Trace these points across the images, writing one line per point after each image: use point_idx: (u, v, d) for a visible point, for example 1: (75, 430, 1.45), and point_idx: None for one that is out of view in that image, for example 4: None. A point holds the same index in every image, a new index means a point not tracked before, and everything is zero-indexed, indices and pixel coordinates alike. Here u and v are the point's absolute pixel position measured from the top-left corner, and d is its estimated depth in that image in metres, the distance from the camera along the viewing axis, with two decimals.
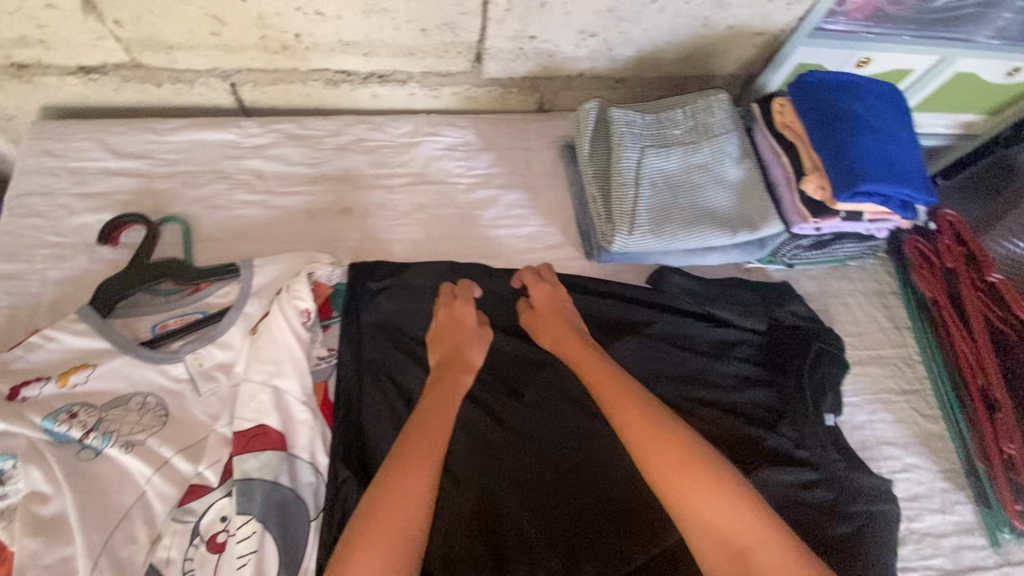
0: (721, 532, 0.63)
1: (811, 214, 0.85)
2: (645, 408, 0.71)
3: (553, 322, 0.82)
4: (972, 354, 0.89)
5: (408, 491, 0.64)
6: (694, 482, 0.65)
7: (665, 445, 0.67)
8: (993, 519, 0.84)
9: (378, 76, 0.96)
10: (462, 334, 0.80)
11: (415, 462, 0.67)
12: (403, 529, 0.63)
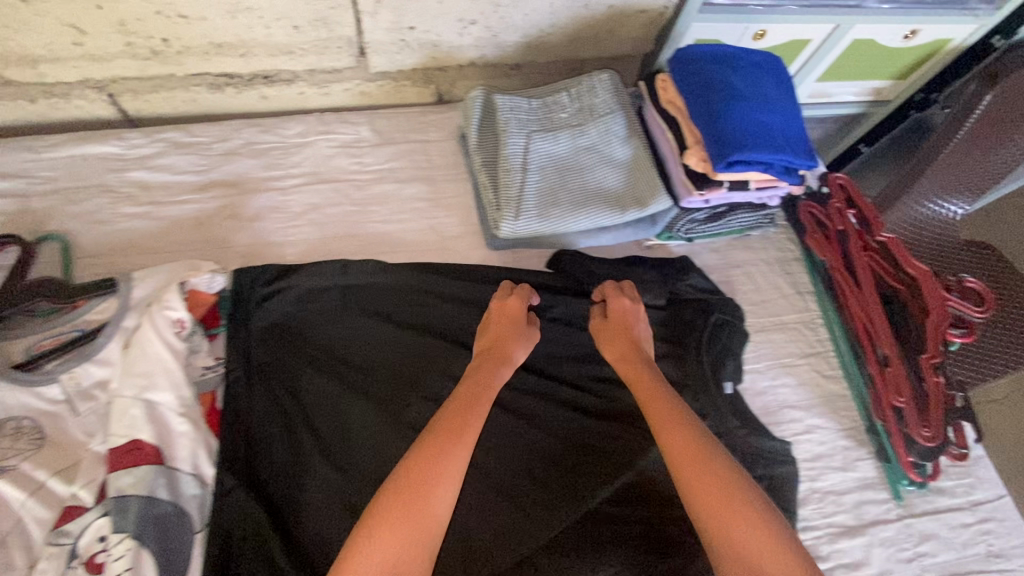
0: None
1: (695, 187, 0.87)
2: (696, 436, 0.67)
3: (618, 329, 0.81)
4: (860, 313, 0.90)
5: (428, 491, 0.61)
6: (739, 518, 0.60)
7: (708, 475, 0.63)
8: (893, 473, 0.86)
9: (262, 77, 0.95)
10: (512, 331, 0.80)
11: (446, 458, 0.63)
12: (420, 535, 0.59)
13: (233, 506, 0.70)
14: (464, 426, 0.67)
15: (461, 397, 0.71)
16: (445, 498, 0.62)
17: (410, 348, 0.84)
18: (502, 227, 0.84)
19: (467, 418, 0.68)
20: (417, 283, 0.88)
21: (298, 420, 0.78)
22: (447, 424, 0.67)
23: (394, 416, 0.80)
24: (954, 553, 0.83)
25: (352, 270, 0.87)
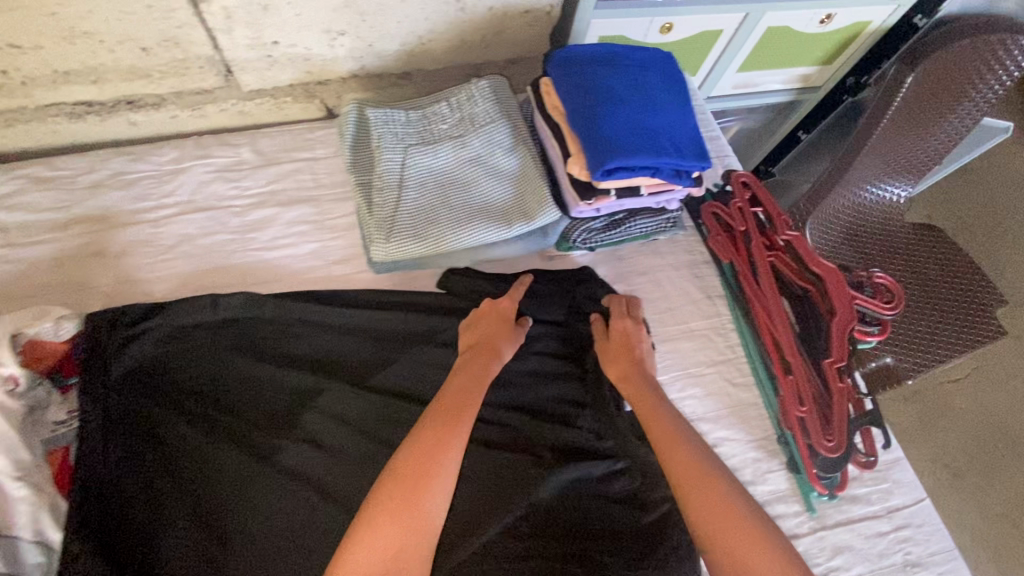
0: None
1: (579, 197, 0.82)
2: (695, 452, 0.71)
3: (617, 348, 0.83)
4: (764, 315, 0.87)
5: (424, 490, 0.63)
6: (736, 525, 0.63)
7: (704, 489, 0.66)
8: (803, 483, 0.82)
9: (126, 102, 0.89)
10: (501, 329, 0.81)
11: (442, 456, 0.65)
12: (412, 533, 0.61)
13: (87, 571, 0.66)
14: (457, 427, 0.68)
15: (452, 395, 0.72)
16: (440, 499, 0.64)
17: (286, 386, 0.80)
18: (375, 251, 0.79)
19: (460, 415, 0.70)
20: (296, 315, 0.83)
21: (167, 471, 0.73)
22: (439, 422, 0.68)
23: (271, 460, 0.75)
24: (869, 565, 0.79)
25: (226, 304, 0.81)
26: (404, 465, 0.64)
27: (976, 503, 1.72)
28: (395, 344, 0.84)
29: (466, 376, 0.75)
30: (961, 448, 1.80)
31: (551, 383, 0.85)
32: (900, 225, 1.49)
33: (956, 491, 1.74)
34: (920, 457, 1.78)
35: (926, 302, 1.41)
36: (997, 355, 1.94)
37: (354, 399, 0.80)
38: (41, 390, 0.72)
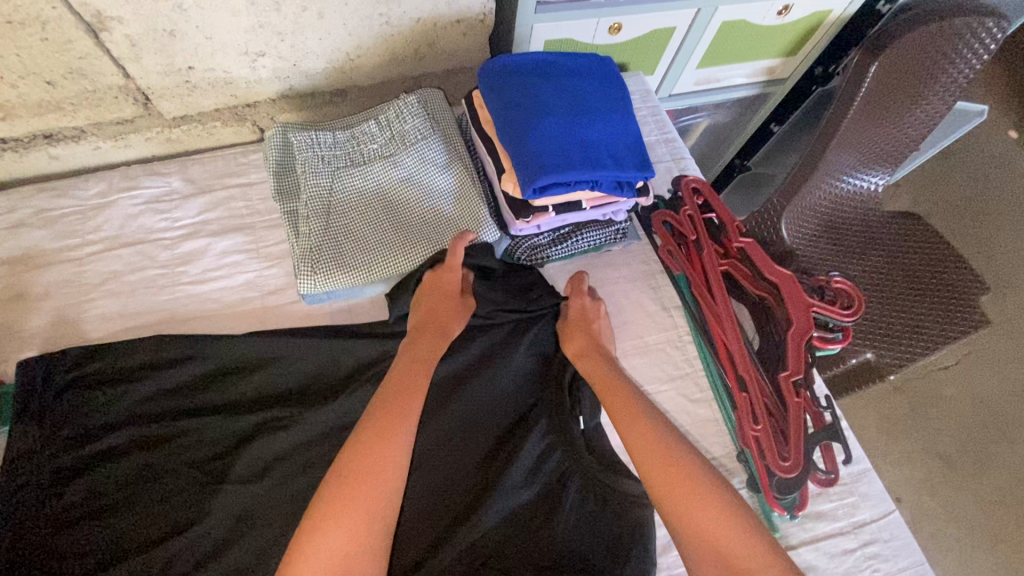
0: (720, 548, 0.60)
1: (516, 214, 0.78)
2: (653, 428, 0.72)
3: (574, 326, 0.84)
4: (717, 327, 0.83)
5: (374, 483, 0.61)
6: (700, 496, 0.64)
7: (665, 462, 0.67)
8: (763, 502, 0.78)
9: (43, 137, 0.85)
10: (446, 305, 0.76)
11: (389, 446, 0.63)
12: (366, 524, 0.58)
13: None
14: (404, 416, 0.66)
15: (397, 383, 0.69)
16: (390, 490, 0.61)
17: (221, 427, 0.76)
18: (300, 283, 0.75)
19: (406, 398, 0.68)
20: (232, 354, 0.80)
21: (93, 526, 0.69)
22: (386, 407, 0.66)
23: (205, 509, 0.71)
24: None
25: (156, 348, 0.78)
26: (350, 460, 0.61)
27: (972, 495, 1.68)
28: (337, 376, 0.81)
29: (409, 363, 0.72)
30: (954, 437, 1.76)
31: (500, 406, 0.81)
32: (878, 216, 1.47)
33: (951, 482, 1.70)
34: (913, 449, 1.74)
35: (906, 293, 1.37)
36: (986, 340, 1.91)
37: (293, 442, 0.76)
38: None
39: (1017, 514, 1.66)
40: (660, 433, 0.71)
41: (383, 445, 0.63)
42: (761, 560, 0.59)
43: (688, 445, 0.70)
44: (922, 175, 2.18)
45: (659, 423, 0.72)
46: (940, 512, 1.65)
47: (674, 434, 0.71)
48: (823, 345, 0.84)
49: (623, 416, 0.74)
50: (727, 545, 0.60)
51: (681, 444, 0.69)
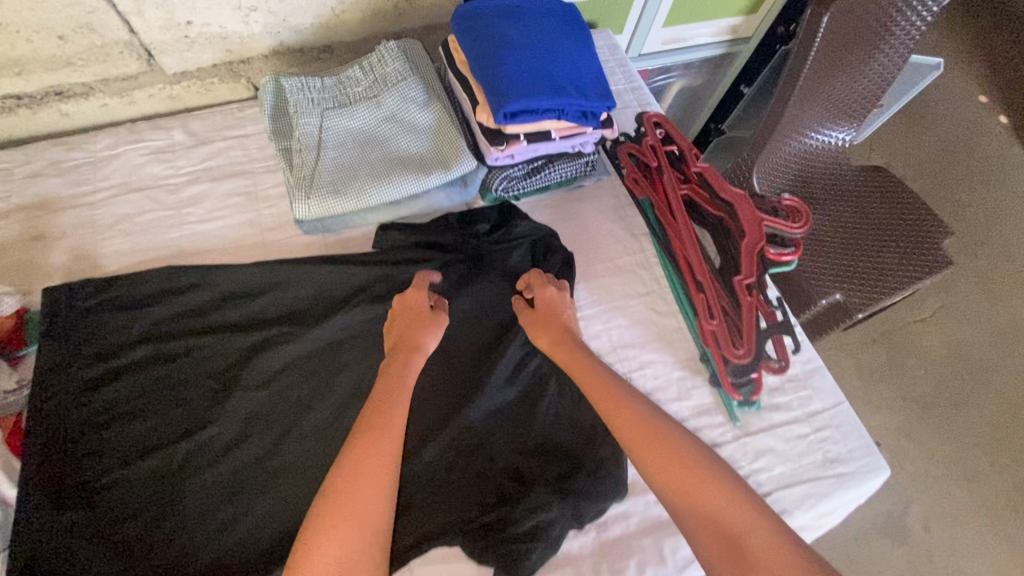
0: (717, 522, 0.64)
1: (491, 143, 0.86)
2: (639, 414, 0.74)
3: (541, 318, 0.85)
4: (678, 243, 0.92)
5: (364, 496, 0.64)
6: (690, 477, 0.67)
7: (659, 449, 0.70)
8: (724, 395, 0.87)
9: (54, 93, 0.93)
10: (418, 322, 0.82)
11: (372, 459, 0.67)
12: (362, 532, 0.63)
13: (43, 523, 0.71)
14: (386, 432, 0.70)
15: (378, 401, 0.73)
16: (379, 499, 0.65)
17: (228, 343, 0.83)
18: (297, 208, 0.83)
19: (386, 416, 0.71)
20: (235, 282, 0.87)
21: (118, 430, 0.77)
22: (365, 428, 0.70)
23: (217, 414, 0.79)
24: (790, 464, 0.85)
25: (167, 276, 0.86)
26: (339, 479, 0.65)
27: (947, 434, 1.76)
28: (332, 297, 0.88)
29: (388, 383, 0.76)
30: (928, 384, 1.84)
31: (485, 321, 0.90)
32: (849, 171, 1.57)
33: (927, 425, 1.77)
34: (891, 396, 1.81)
35: (874, 240, 1.46)
36: (956, 293, 1.99)
37: (293, 353, 0.84)
38: None
39: (989, 453, 1.74)
40: (645, 419, 0.74)
41: (367, 461, 0.67)
42: (754, 528, 0.63)
43: (675, 429, 0.73)
44: (895, 139, 2.26)
45: (643, 410, 0.75)
46: (918, 453, 1.73)
47: (660, 419, 0.74)
48: (778, 260, 0.91)
49: (609, 406, 0.76)
50: (722, 518, 0.64)
51: (667, 430, 0.73)
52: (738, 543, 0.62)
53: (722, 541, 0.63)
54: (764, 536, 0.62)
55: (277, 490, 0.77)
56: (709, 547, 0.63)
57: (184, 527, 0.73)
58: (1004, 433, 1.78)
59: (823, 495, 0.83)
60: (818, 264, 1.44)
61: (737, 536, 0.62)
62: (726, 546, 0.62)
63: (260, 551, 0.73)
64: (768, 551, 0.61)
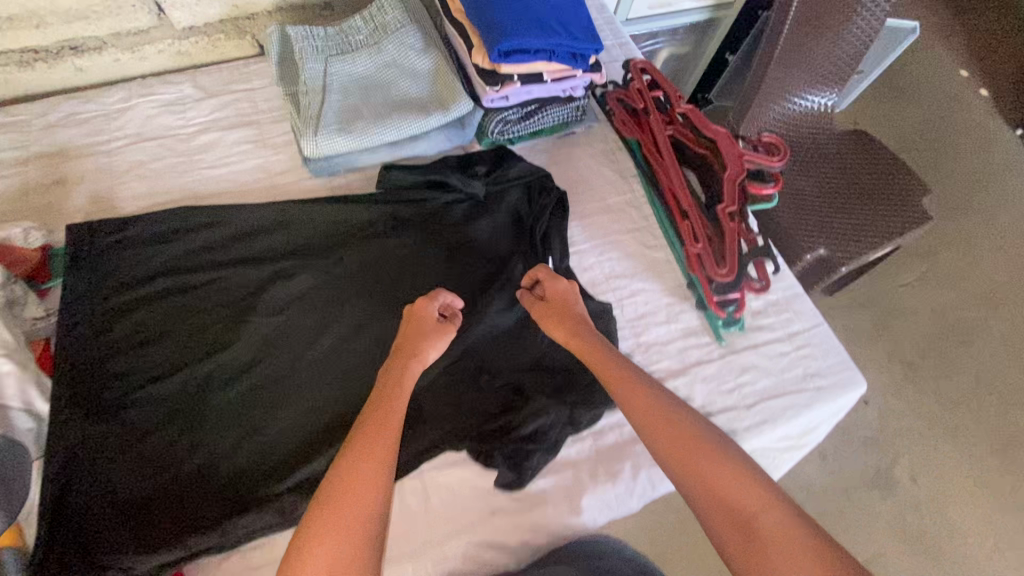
0: (728, 501, 0.57)
1: (485, 83, 0.91)
2: (650, 390, 0.69)
3: (554, 314, 0.80)
4: (666, 179, 0.97)
5: (361, 493, 0.57)
6: (702, 451, 0.61)
7: (672, 429, 0.64)
8: (710, 317, 0.93)
9: (70, 48, 0.98)
10: (423, 327, 0.76)
11: (372, 454, 0.60)
12: (361, 530, 0.55)
13: (71, 434, 0.74)
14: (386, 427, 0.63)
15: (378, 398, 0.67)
16: (376, 501, 0.57)
17: (243, 276, 0.89)
18: (305, 145, 0.87)
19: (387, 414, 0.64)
20: (248, 222, 0.93)
21: (143, 354, 0.82)
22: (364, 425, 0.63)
23: (235, 341, 0.84)
24: (773, 379, 0.91)
25: (183, 217, 0.91)
26: (337, 476, 0.58)
27: (946, 379, 1.77)
28: (340, 235, 0.94)
29: (387, 382, 0.69)
30: (913, 344, 1.82)
31: (484, 255, 0.95)
32: (831, 131, 1.58)
33: (915, 384, 1.75)
34: (890, 343, 1.81)
35: (853, 195, 1.47)
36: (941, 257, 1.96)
37: (304, 285, 0.89)
38: (23, 286, 0.81)
39: (981, 405, 1.72)
40: (655, 396, 0.68)
41: (367, 458, 0.59)
42: (767, 505, 0.56)
43: (684, 406, 0.67)
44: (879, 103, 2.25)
45: (653, 387, 0.69)
46: (904, 411, 1.70)
47: (671, 397, 0.68)
48: (759, 194, 0.96)
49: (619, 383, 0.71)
50: (734, 496, 0.57)
51: (679, 405, 0.67)
52: (750, 522, 0.55)
53: (734, 522, 0.55)
54: (778, 513, 0.55)
55: (291, 409, 0.81)
56: (724, 530, 0.56)
57: (205, 440, 0.77)
58: (997, 384, 1.76)
59: (804, 406, 0.89)
60: (795, 221, 1.48)
61: (747, 515, 0.55)
62: (738, 526, 0.55)
63: (279, 459, 0.77)
64: (782, 529, 0.54)
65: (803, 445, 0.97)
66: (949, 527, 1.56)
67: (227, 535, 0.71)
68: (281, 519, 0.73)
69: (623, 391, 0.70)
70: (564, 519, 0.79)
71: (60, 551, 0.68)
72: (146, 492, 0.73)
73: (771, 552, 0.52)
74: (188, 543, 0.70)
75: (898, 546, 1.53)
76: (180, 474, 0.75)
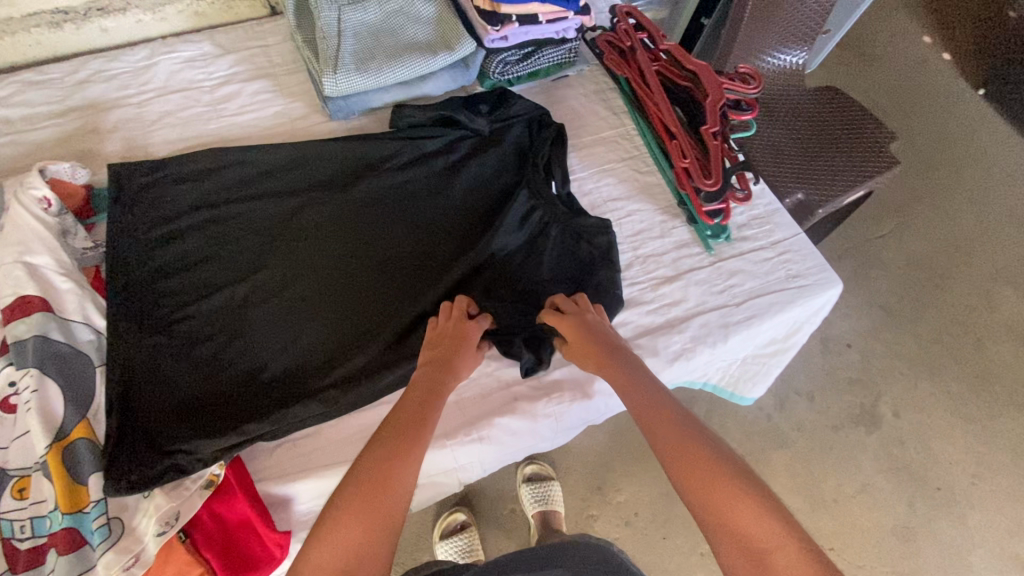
0: (742, 536, 0.58)
1: (486, 24, 1.00)
2: (676, 414, 0.70)
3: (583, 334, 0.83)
4: (653, 108, 1.07)
5: (386, 503, 0.62)
6: (720, 485, 0.62)
7: (689, 452, 0.65)
8: (699, 229, 1.03)
9: (97, 9, 1.06)
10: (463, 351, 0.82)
11: (401, 462, 0.66)
12: (377, 536, 0.60)
13: (127, 343, 0.81)
14: (420, 437, 0.69)
15: (416, 409, 0.72)
16: (395, 511, 0.63)
17: (273, 205, 0.96)
18: (326, 84, 0.97)
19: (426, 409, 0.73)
20: (272, 159, 1.00)
21: (185, 276, 0.89)
22: (402, 419, 0.71)
23: (268, 263, 0.92)
24: (758, 280, 1.01)
25: (210, 156, 0.97)
26: (367, 473, 0.64)
27: (942, 304, 1.78)
28: (358, 168, 1.02)
29: (424, 393, 0.75)
30: (891, 290, 1.79)
31: (492, 182, 1.04)
32: (802, 90, 1.62)
33: (895, 327, 1.74)
34: (885, 273, 1.82)
35: (830, 146, 1.51)
36: (915, 209, 1.92)
37: (331, 211, 0.97)
38: (72, 218, 0.88)
39: (974, 329, 1.76)
40: (682, 423, 0.69)
41: (397, 464, 0.65)
42: (781, 542, 0.57)
43: (712, 437, 0.68)
44: (854, 50, 2.20)
45: (676, 407, 0.72)
46: (885, 352, 1.71)
47: (697, 425, 0.69)
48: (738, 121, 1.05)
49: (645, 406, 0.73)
50: (749, 531, 0.59)
51: (701, 434, 0.67)
52: (762, 558, 0.57)
53: (746, 555, 0.57)
54: (793, 552, 0.56)
55: (325, 320, 0.89)
56: (733, 557, 0.58)
57: (253, 347, 0.86)
58: (991, 309, 1.79)
59: (788, 302, 0.99)
60: (777, 168, 1.48)
61: (760, 548, 0.57)
62: (749, 559, 0.57)
63: (320, 363, 0.86)
64: (796, 569, 0.55)
65: (789, 345, 1.07)
66: (932, 458, 1.58)
67: (281, 422, 0.80)
68: (328, 408, 0.83)
69: (641, 409, 0.73)
70: (578, 404, 0.90)
71: (131, 436, 0.76)
72: (203, 390, 0.81)
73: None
74: (245, 431, 0.78)
75: (884, 477, 1.55)
76: (233, 376, 0.83)
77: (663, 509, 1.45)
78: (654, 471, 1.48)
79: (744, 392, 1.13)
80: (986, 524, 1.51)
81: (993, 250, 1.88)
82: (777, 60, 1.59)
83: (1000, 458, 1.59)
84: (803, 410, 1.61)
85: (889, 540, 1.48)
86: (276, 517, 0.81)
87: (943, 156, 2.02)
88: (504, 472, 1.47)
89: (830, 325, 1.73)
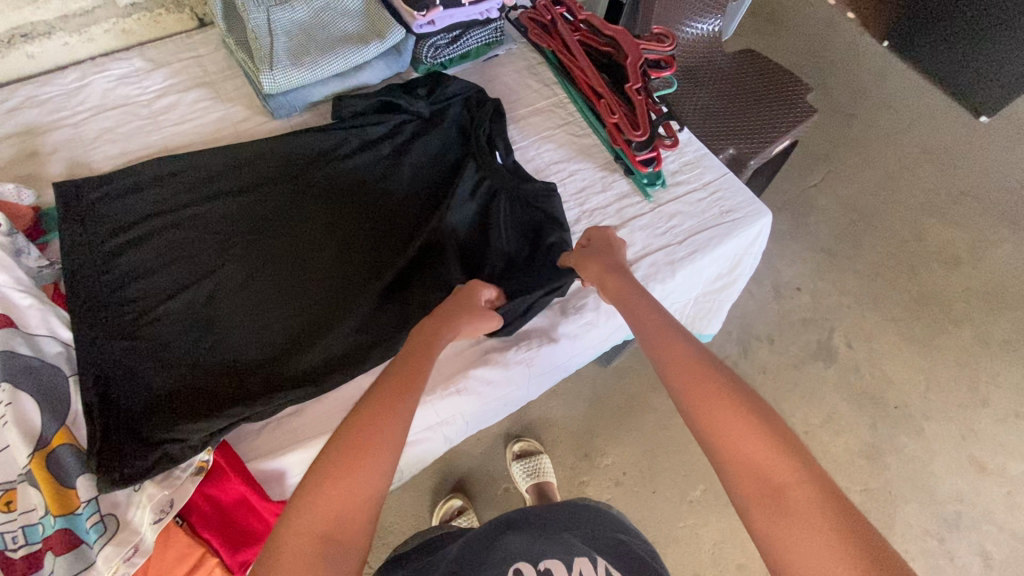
0: (757, 468, 0.61)
1: (415, 11, 1.05)
2: (690, 352, 0.73)
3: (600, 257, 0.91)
4: (581, 76, 1.15)
5: (367, 466, 0.63)
6: (735, 422, 0.65)
7: (709, 393, 0.68)
8: (637, 178, 1.11)
9: (21, 35, 1.06)
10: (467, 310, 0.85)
11: (382, 430, 0.66)
12: (361, 496, 0.62)
13: (98, 351, 0.82)
14: (407, 397, 0.70)
15: (407, 371, 0.74)
16: (379, 473, 0.64)
17: (229, 204, 0.98)
18: (264, 81, 1.01)
19: (414, 371, 0.74)
20: (220, 161, 1.02)
21: (149, 280, 0.91)
22: (391, 380, 0.73)
23: (230, 259, 0.94)
24: (696, 219, 1.09)
25: (158, 165, 0.99)
26: (353, 433, 0.66)
27: (875, 238, 1.93)
28: (308, 159, 1.05)
29: (422, 348, 0.78)
30: (828, 231, 1.93)
31: (440, 158, 1.09)
32: (723, 55, 1.73)
33: (837, 266, 1.87)
34: (822, 216, 1.95)
35: (754, 104, 1.61)
36: (840, 156, 2.06)
37: (287, 203, 1.00)
38: (23, 238, 0.87)
39: (907, 258, 1.91)
40: (699, 362, 0.72)
41: (388, 416, 0.67)
42: (799, 478, 0.60)
43: (729, 376, 0.70)
44: (766, 16, 2.35)
45: (689, 344, 0.75)
46: (832, 290, 1.83)
47: (713, 363, 0.72)
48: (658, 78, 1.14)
49: (664, 344, 0.76)
50: (761, 465, 0.61)
51: (715, 370, 0.70)
52: (780, 490, 0.59)
53: (762, 487, 0.60)
54: (809, 488, 0.59)
55: (295, 305, 0.93)
56: (745, 486, 0.61)
57: (225, 339, 0.88)
58: (920, 238, 1.94)
59: (725, 234, 1.08)
60: (707, 129, 1.58)
61: (776, 482, 0.60)
62: (763, 489, 0.60)
63: (294, 345, 0.90)
64: (810, 507, 0.57)
65: (734, 278, 1.16)
66: (887, 379, 1.71)
67: (263, 406, 0.82)
68: (307, 387, 0.85)
69: (657, 354, 0.76)
70: (547, 348, 0.96)
71: (114, 435, 0.77)
72: (180, 385, 0.83)
73: (789, 518, 0.57)
74: (228, 415, 0.80)
75: (847, 403, 1.67)
76: (209, 366, 0.85)
77: (649, 465, 1.52)
78: (636, 431, 1.55)
79: (703, 330, 1.20)
80: (942, 432, 1.65)
81: (915, 184, 2.04)
82: (694, 27, 1.69)
83: (944, 371, 1.74)
84: (764, 352, 1.72)
85: (858, 460, 1.59)
86: (272, 491, 0.85)
87: (857, 103, 2.18)
88: (492, 453, 1.51)
89: (779, 272, 1.85)
